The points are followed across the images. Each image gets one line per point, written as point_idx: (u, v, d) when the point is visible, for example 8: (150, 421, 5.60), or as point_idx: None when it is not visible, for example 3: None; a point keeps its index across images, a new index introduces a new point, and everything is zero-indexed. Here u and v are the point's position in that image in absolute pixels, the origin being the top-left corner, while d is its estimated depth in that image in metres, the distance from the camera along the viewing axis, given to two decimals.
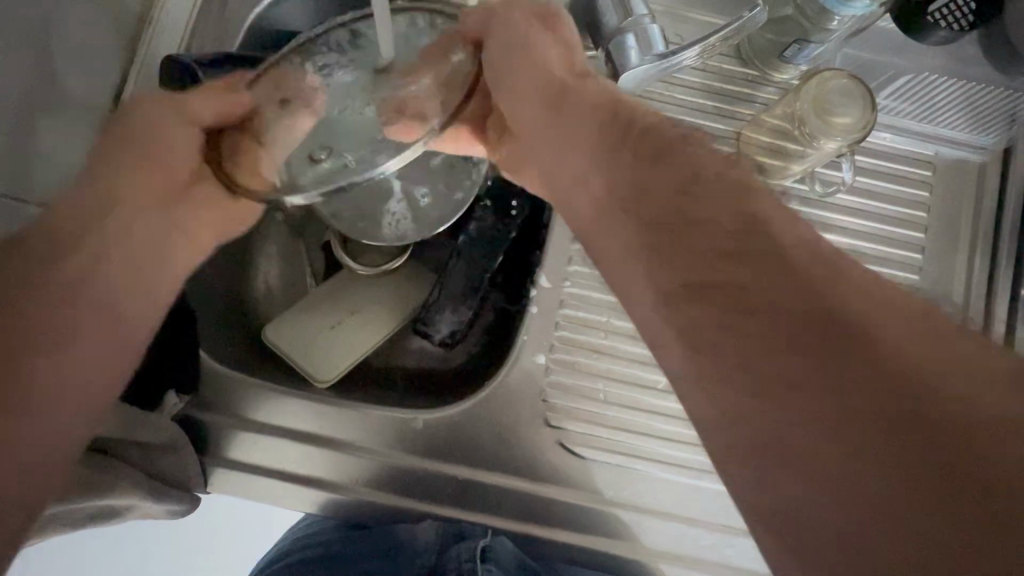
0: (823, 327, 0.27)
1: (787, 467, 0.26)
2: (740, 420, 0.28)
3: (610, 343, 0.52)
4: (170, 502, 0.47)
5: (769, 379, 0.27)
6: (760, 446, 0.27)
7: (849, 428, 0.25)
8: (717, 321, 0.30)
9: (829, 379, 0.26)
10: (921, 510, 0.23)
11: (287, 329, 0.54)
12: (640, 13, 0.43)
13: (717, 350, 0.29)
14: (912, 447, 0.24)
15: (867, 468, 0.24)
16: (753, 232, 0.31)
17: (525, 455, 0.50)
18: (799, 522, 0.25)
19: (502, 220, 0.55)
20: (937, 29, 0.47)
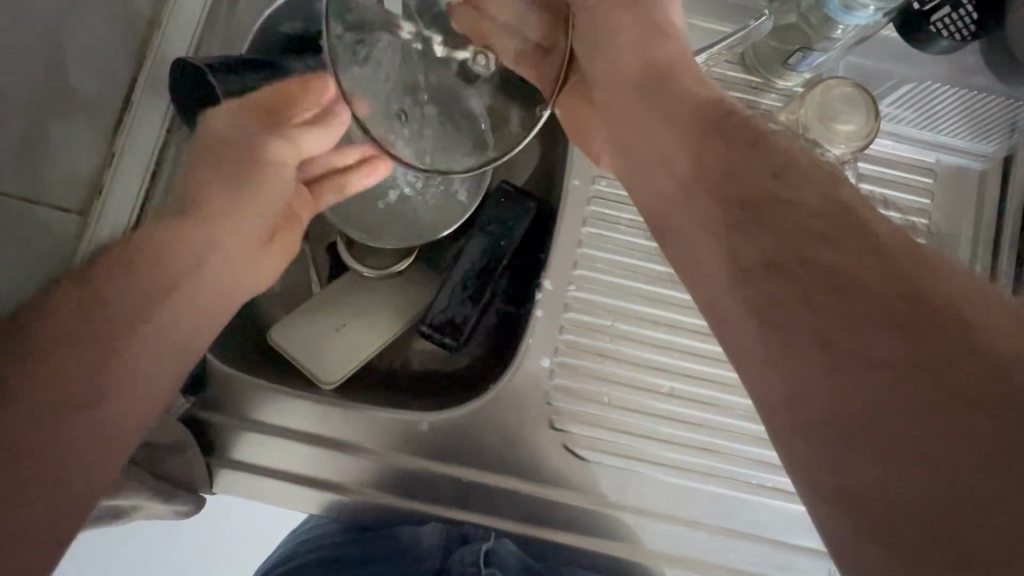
0: (884, 301, 0.25)
1: (781, 352, 0.27)
2: (753, 315, 0.28)
3: (616, 347, 0.53)
4: (176, 503, 0.47)
5: (813, 303, 0.26)
6: (792, 361, 0.26)
7: (900, 398, 0.23)
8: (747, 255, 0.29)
9: (881, 357, 0.24)
10: (899, 406, 0.23)
11: (296, 329, 0.54)
12: None
13: (754, 285, 0.28)
14: (972, 428, 0.22)
15: (881, 395, 0.24)
16: (809, 206, 0.29)
17: (528, 457, 0.50)
18: (791, 403, 0.26)
19: (509, 222, 0.55)
20: (941, 38, 0.48)
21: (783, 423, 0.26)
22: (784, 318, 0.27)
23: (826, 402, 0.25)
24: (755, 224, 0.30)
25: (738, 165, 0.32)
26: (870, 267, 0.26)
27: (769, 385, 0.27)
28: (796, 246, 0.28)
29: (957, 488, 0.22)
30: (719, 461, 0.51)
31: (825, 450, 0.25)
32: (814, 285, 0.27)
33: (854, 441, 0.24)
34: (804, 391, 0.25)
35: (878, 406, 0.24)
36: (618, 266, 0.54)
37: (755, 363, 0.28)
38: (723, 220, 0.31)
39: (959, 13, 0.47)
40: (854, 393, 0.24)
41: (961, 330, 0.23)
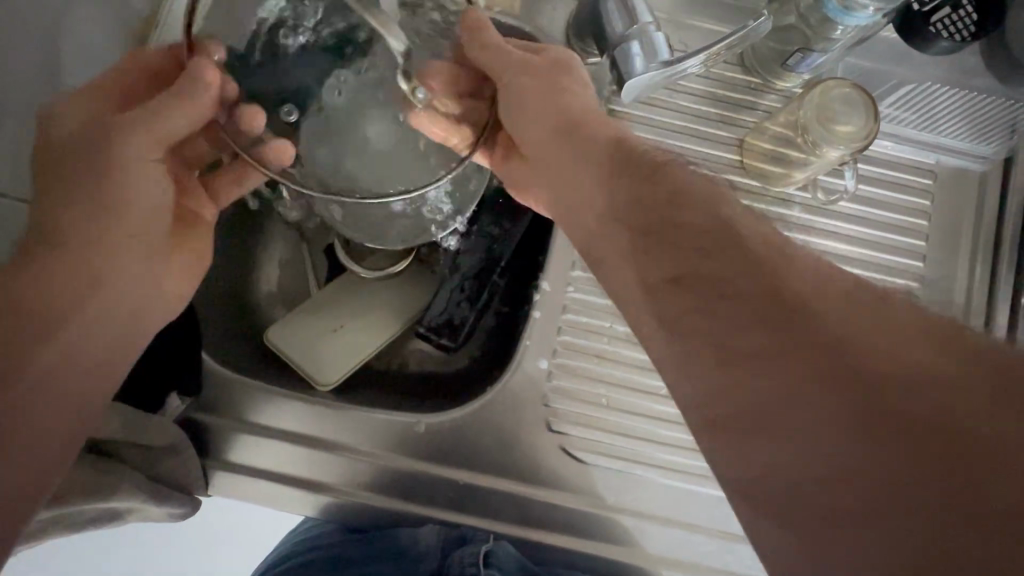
0: (819, 324, 0.27)
1: (723, 376, 0.28)
2: (699, 341, 0.30)
3: (614, 349, 0.52)
4: (170, 505, 0.47)
5: (740, 327, 0.28)
6: (731, 383, 0.28)
7: (852, 411, 0.24)
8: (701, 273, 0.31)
9: (830, 376, 0.25)
10: (832, 414, 0.25)
11: (294, 330, 0.54)
12: (645, 21, 0.44)
13: (695, 310, 0.30)
14: (919, 426, 0.23)
15: (815, 404, 0.25)
16: (743, 240, 0.32)
17: (525, 460, 0.50)
18: (740, 423, 0.27)
19: (506, 223, 0.55)
20: (940, 39, 0.48)
21: (732, 446, 0.27)
22: (721, 340, 0.29)
23: (769, 421, 0.26)
24: (697, 257, 0.32)
25: (667, 207, 0.35)
26: (801, 293, 0.28)
27: (717, 411, 0.28)
28: (734, 274, 0.30)
29: (923, 486, 0.23)
30: None
31: (777, 468, 0.25)
32: (761, 315, 0.28)
33: (798, 456, 0.25)
34: (746, 411, 0.27)
35: (811, 415, 0.25)
36: None
37: (702, 387, 0.29)
38: (680, 249, 0.32)
39: (960, 13, 0.48)
40: (789, 408, 0.26)
41: (886, 342, 0.26)
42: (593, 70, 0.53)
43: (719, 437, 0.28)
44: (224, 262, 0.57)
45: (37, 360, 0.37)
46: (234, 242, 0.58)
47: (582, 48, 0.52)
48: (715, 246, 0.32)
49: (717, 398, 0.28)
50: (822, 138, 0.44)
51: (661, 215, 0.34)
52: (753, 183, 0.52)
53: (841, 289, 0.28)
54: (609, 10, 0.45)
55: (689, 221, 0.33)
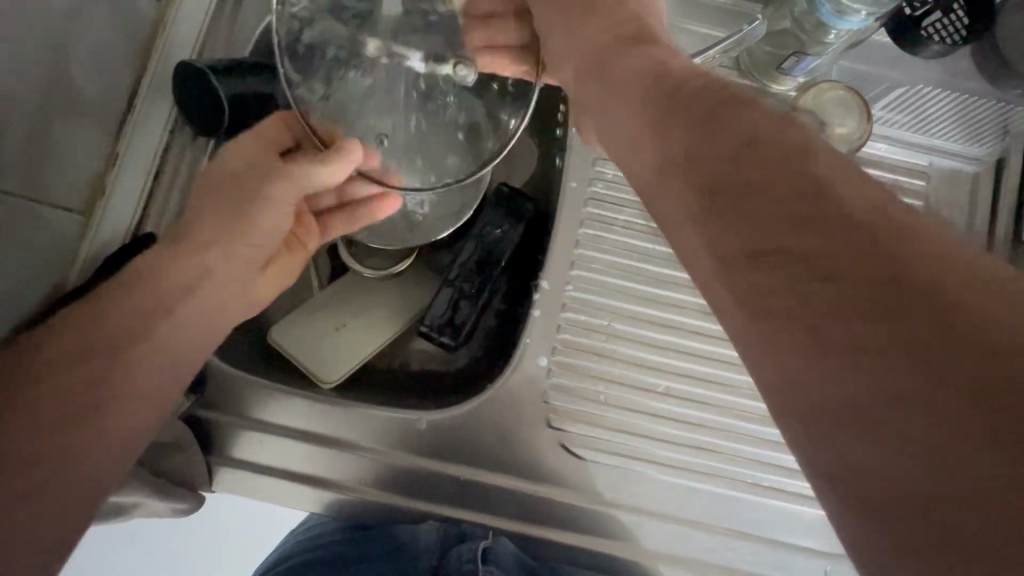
0: (873, 281, 0.22)
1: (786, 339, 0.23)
2: (755, 296, 0.25)
3: (613, 347, 0.53)
4: (174, 501, 0.47)
5: (816, 279, 0.23)
6: (795, 350, 0.23)
7: (884, 384, 0.21)
8: (750, 224, 0.26)
9: (924, 350, 0.20)
10: (917, 395, 0.20)
11: (296, 328, 0.54)
12: None
13: (753, 263, 0.25)
14: (961, 415, 0.19)
15: (899, 381, 0.20)
16: (797, 181, 0.26)
17: (526, 457, 0.50)
18: (804, 395, 0.23)
19: (505, 224, 0.56)
20: (931, 43, 0.49)
21: (791, 415, 0.23)
22: (782, 299, 0.24)
23: (843, 395, 0.21)
24: (733, 206, 0.27)
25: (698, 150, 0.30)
26: (859, 242, 0.23)
27: (777, 375, 0.24)
28: (770, 224, 0.25)
29: (942, 477, 0.19)
30: (715, 460, 0.51)
31: (843, 449, 0.21)
32: (798, 268, 0.24)
33: (872, 440, 0.21)
34: (813, 382, 0.22)
35: (895, 393, 0.20)
36: (616, 268, 0.55)
37: (760, 348, 0.24)
38: (701, 206, 0.28)
39: (949, 19, 0.49)
40: (868, 384, 0.21)
41: (985, 304, 0.20)
42: None
43: (779, 406, 0.24)
44: None
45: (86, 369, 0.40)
46: None
47: None
48: (778, 188, 0.26)
49: (778, 362, 0.24)
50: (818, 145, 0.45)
51: (686, 160, 0.30)
52: None
53: (921, 239, 0.22)
54: None
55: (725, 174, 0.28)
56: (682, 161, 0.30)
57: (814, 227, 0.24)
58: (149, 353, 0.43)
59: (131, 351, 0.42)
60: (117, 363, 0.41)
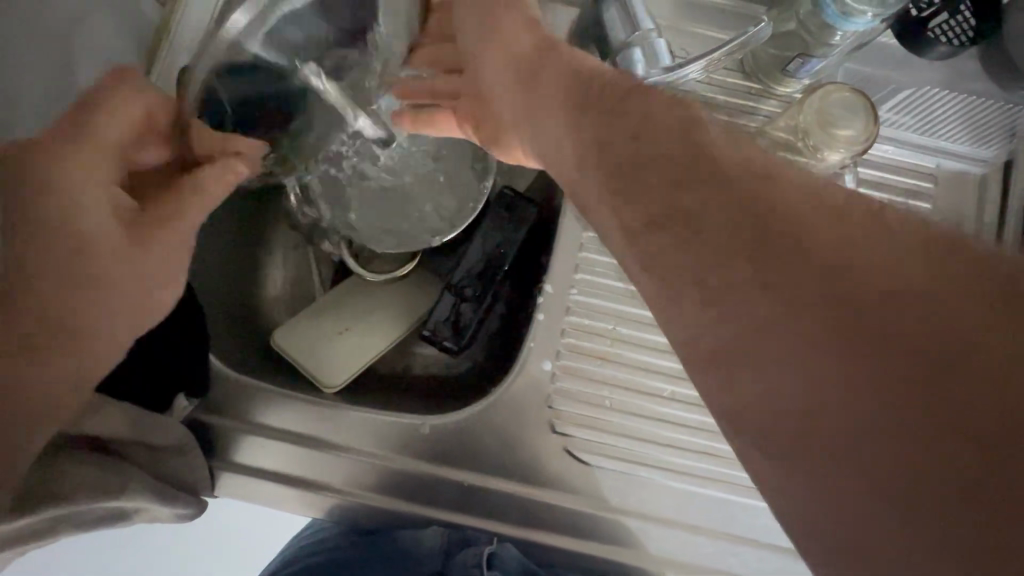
0: (832, 288, 0.22)
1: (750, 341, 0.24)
2: (720, 299, 0.25)
3: (617, 351, 0.53)
4: (177, 506, 0.46)
5: (778, 282, 0.24)
6: (759, 351, 0.23)
7: (837, 381, 0.21)
8: (727, 231, 0.26)
9: (880, 350, 0.21)
10: (872, 394, 0.21)
11: (298, 333, 0.54)
12: (647, 27, 0.45)
13: (724, 265, 0.25)
14: (901, 416, 0.20)
15: (858, 381, 0.21)
16: (776, 190, 0.26)
17: (530, 462, 0.50)
18: (764, 395, 0.23)
19: (507, 228, 0.55)
20: (938, 45, 0.49)
21: (752, 416, 0.23)
22: (746, 303, 0.24)
23: (803, 394, 0.22)
24: (703, 215, 0.27)
25: (682, 155, 0.29)
26: (828, 247, 0.23)
27: (740, 378, 0.24)
28: (743, 230, 0.25)
29: (893, 471, 0.20)
30: (721, 465, 0.51)
31: (802, 446, 0.22)
32: (765, 272, 0.24)
33: (828, 436, 0.21)
34: (774, 384, 0.23)
35: (853, 392, 0.21)
36: (621, 271, 0.55)
37: (719, 348, 0.25)
38: (674, 207, 0.28)
39: (958, 18, 0.48)
40: (827, 384, 0.21)
41: (941, 305, 0.21)
42: None
43: (738, 406, 0.24)
44: (235, 261, 0.58)
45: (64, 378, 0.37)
46: (243, 242, 0.59)
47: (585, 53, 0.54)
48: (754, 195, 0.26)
49: (742, 363, 0.24)
50: (824, 148, 0.45)
51: (676, 165, 0.29)
52: None
53: (891, 246, 0.23)
54: (611, 18, 0.46)
55: (709, 185, 0.27)
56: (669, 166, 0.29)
57: (780, 234, 0.25)
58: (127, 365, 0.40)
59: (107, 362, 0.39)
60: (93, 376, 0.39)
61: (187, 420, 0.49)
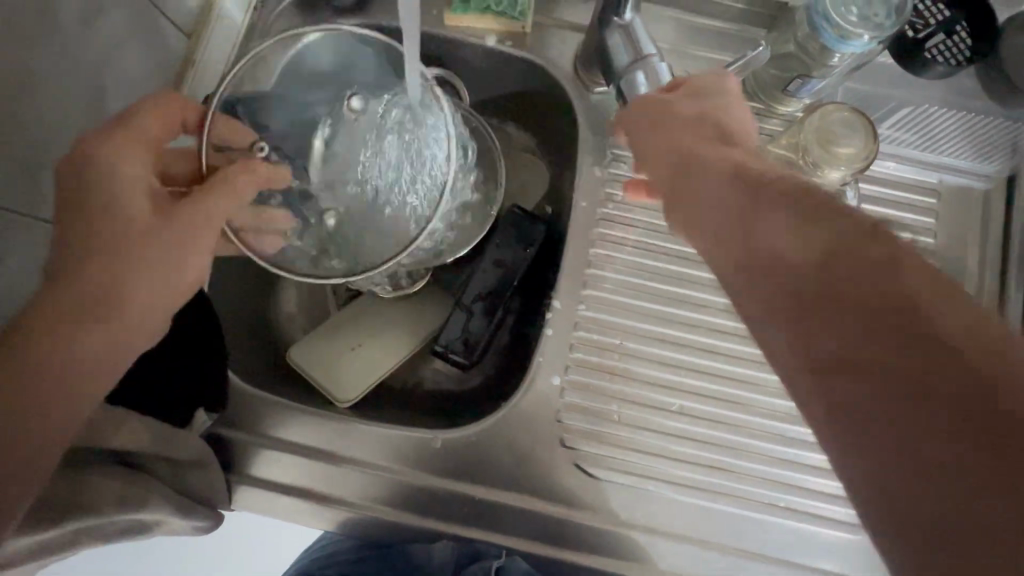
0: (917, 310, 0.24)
1: (831, 343, 0.26)
2: (808, 302, 0.27)
3: (625, 364, 0.54)
4: (195, 518, 0.48)
5: (863, 296, 0.26)
6: (838, 354, 0.25)
7: (882, 426, 0.23)
8: (818, 247, 0.28)
9: (958, 377, 0.22)
10: (943, 416, 0.21)
11: (312, 351, 0.56)
12: (649, 52, 0.47)
13: (814, 277, 0.28)
14: (970, 443, 0.21)
15: (931, 398, 0.22)
16: (865, 235, 0.28)
17: (541, 476, 0.51)
18: (843, 397, 0.24)
19: (516, 246, 0.57)
20: (936, 63, 0.50)
21: (827, 415, 0.25)
22: (834, 307, 0.26)
23: (877, 398, 0.23)
24: (791, 232, 0.30)
25: (779, 211, 0.31)
26: (919, 308, 0.24)
27: (819, 377, 0.25)
28: (830, 258, 0.28)
29: (953, 492, 0.20)
30: (730, 480, 0.51)
31: (873, 453, 0.23)
32: (854, 285, 0.26)
33: (896, 446, 0.22)
34: (851, 388, 0.24)
35: (927, 408, 0.22)
36: (627, 287, 0.56)
37: (801, 346, 0.27)
38: (764, 223, 0.31)
39: (953, 40, 0.51)
40: (898, 392, 0.23)
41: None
42: (599, 99, 0.58)
43: (819, 405, 0.25)
44: (252, 281, 0.60)
45: (63, 363, 0.36)
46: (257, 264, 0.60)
47: (590, 75, 0.57)
48: (846, 228, 0.29)
49: (821, 366, 0.25)
50: (827, 166, 0.46)
51: (761, 204, 0.32)
52: None
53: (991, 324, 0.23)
54: (614, 42, 0.48)
55: (801, 215, 0.30)
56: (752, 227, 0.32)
57: (873, 259, 0.27)
58: (100, 342, 0.38)
59: (90, 344, 0.37)
60: (80, 354, 0.37)
61: (205, 432, 0.51)
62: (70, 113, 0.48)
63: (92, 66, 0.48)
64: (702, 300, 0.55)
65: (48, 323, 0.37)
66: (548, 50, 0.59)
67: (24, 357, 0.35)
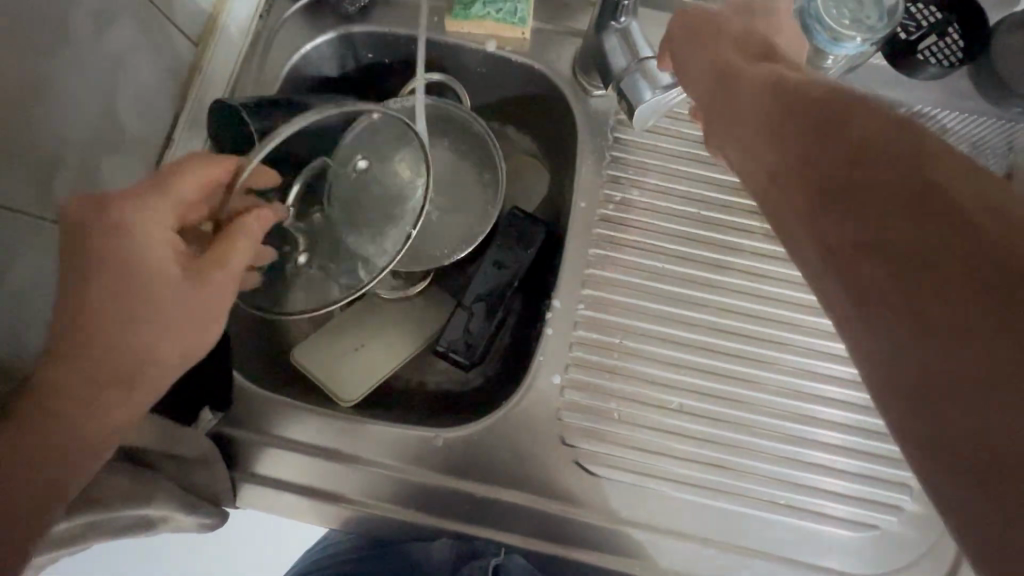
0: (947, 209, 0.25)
1: (857, 236, 0.27)
2: (839, 199, 0.28)
3: (624, 363, 0.54)
4: (200, 515, 0.48)
5: (895, 194, 0.26)
6: (861, 247, 0.27)
7: (896, 328, 0.25)
8: (857, 148, 0.28)
9: (969, 275, 0.23)
10: (947, 310, 0.23)
11: (314, 351, 0.56)
12: (647, 56, 0.48)
13: (849, 176, 0.28)
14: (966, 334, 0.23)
15: (940, 294, 0.24)
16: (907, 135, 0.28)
17: (541, 474, 0.51)
18: (861, 285, 0.26)
19: (515, 247, 0.57)
20: (928, 65, 0.51)
21: (844, 302, 0.27)
22: (862, 205, 0.27)
23: (891, 289, 0.25)
24: (828, 137, 0.30)
25: (819, 119, 0.31)
26: (945, 210, 0.25)
27: (841, 267, 0.27)
28: (867, 156, 0.28)
29: (942, 376, 0.23)
30: (729, 477, 0.51)
31: (880, 335, 0.25)
32: (885, 185, 0.27)
33: (900, 330, 0.24)
34: (869, 278, 0.26)
35: (934, 303, 0.24)
36: (626, 287, 0.56)
37: (827, 240, 0.28)
38: (803, 129, 0.31)
39: (945, 41, 0.51)
40: (910, 285, 0.24)
41: None
42: (597, 102, 0.59)
43: (838, 294, 0.27)
44: None
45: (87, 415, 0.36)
46: None
47: (588, 80, 0.58)
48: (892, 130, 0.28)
49: (844, 258, 0.27)
50: None
51: (799, 114, 0.32)
52: (746, 222, 0.58)
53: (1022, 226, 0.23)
54: (612, 45, 0.49)
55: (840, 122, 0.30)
56: (796, 165, 0.31)
57: (910, 160, 0.27)
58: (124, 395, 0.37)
59: (113, 395, 0.37)
60: (101, 407, 0.37)
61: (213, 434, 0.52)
62: (82, 117, 0.49)
63: (103, 71, 0.50)
64: (700, 299, 0.56)
65: (71, 367, 0.36)
66: (548, 54, 0.60)
67: (49, 399, 0.36)
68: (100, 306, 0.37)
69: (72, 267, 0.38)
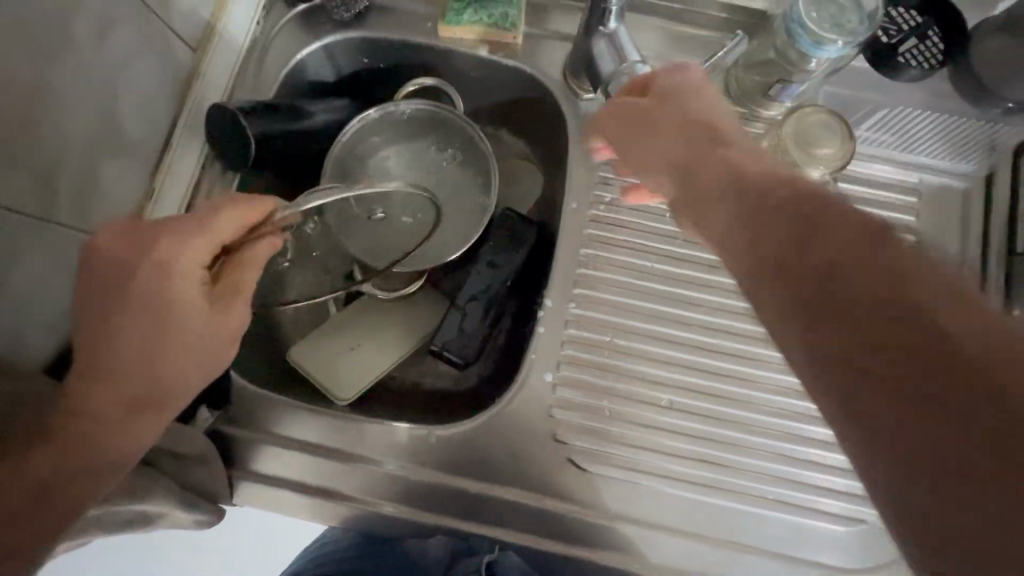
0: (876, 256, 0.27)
1: (801, 275, 0.28)
2: (781, 244, 0.30)
3: (616, 361, 0.55)
4: (198, 512, 0.49)
5: (829, 241, 0.28)
6: (807, 284, 0.28)
7: (850, 357, 0.25)
8: (792, 204, 0.31)
9: (906, 307, 0.25)
10: (895, 338, 0.24)
11: (310, 351, 0.57)
12: (634, 59, 0.49)
13: (788, 224, 0.30)
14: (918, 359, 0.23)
15: (886, 322, 0.25)
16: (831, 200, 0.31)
17: (534, 471, 0.52)
18: (812, 319, 0.27)
19: (508, 247, 0.58)
20: (909, 67, 0.52)
21: (798, 336, 0.28)
22: (803, 247, 0.29)
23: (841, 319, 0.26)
24: (767, 193, 0.33)
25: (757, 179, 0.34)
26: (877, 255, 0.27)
27: (791, 303, 0.28)
28: (800, 212, 0.31)
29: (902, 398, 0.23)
30: (720, 473, 0.52)
31: (835, 366, 0.26)
32: (821, 232, 0.29)
33: (856, 359, 0.25)
34: (818, 310, 0.27)
35: (880, 331, 0.25)
36: (617, 286, 0.57)
37: (775, 280, 0.30)
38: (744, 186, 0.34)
39: (925, 45, 0.52)
40: (857, 315, 0.26)
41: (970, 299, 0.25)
42: (588, 105, 0.60)
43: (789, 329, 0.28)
44: None
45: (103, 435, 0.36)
46: None
47: (578, 83, 0.59)
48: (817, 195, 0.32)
49: (792, 294, 0.28)
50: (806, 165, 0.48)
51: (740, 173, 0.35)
52: None
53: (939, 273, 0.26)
54: (600, 49, 0.51)
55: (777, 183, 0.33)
56: (746, 208, 0.33)
57: (838, 217, 0.29)
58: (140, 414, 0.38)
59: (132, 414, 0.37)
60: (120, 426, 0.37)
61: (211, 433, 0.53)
62: (83, 122, 0.50)
63: (104, 77, 0.51)
64: (691, 298, 0.57)
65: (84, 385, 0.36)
66: (539, 59, 0.61)
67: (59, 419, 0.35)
68: (116, 327, 0.38)
69: (88, 291, 0.39)
